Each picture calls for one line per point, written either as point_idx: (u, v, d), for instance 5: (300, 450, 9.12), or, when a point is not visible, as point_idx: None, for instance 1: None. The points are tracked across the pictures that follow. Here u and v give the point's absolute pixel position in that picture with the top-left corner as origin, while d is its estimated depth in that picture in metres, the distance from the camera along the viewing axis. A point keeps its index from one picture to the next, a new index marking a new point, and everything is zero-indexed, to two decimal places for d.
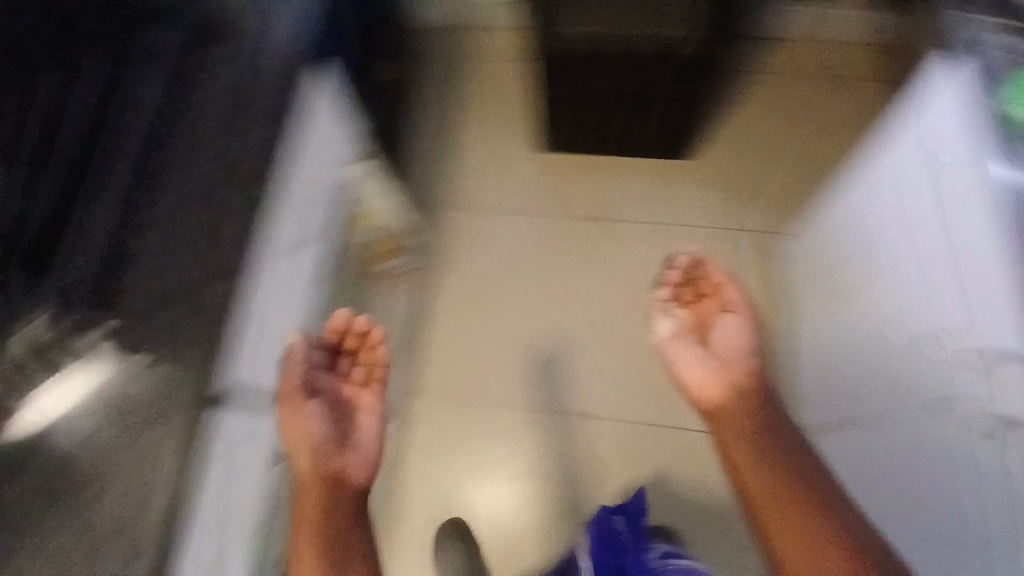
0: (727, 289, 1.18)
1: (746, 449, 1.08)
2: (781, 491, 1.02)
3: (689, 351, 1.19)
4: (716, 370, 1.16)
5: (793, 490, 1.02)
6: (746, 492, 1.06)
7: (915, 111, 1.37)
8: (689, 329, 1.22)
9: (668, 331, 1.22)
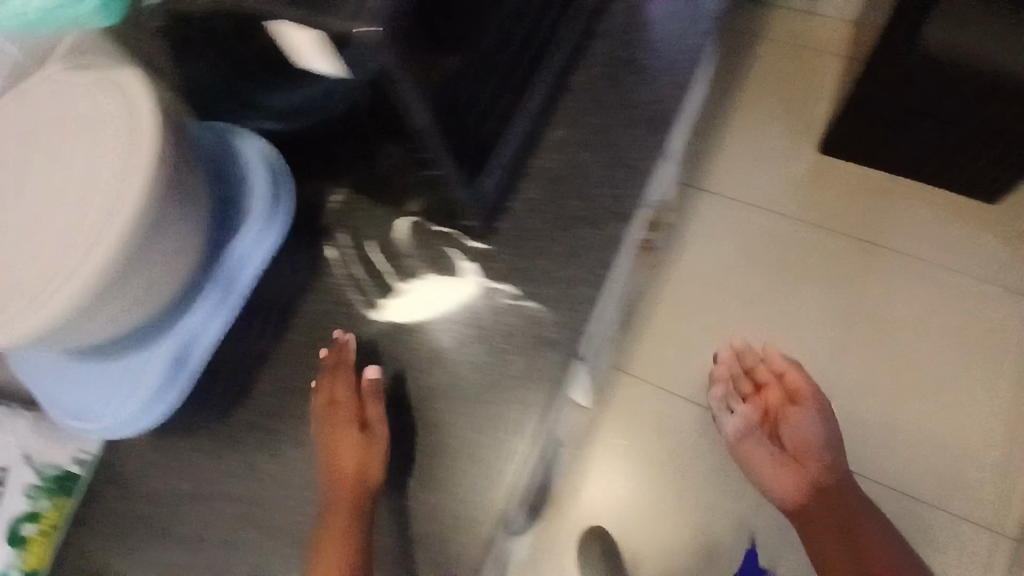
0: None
1: (822, 539, 1.22)
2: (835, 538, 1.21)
3: (756, 445, 1.36)
4: (783, 470, 1.31)
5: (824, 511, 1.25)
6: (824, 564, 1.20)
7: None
8: (745, 425, 1.40)
9: (733, 422, 1.41)
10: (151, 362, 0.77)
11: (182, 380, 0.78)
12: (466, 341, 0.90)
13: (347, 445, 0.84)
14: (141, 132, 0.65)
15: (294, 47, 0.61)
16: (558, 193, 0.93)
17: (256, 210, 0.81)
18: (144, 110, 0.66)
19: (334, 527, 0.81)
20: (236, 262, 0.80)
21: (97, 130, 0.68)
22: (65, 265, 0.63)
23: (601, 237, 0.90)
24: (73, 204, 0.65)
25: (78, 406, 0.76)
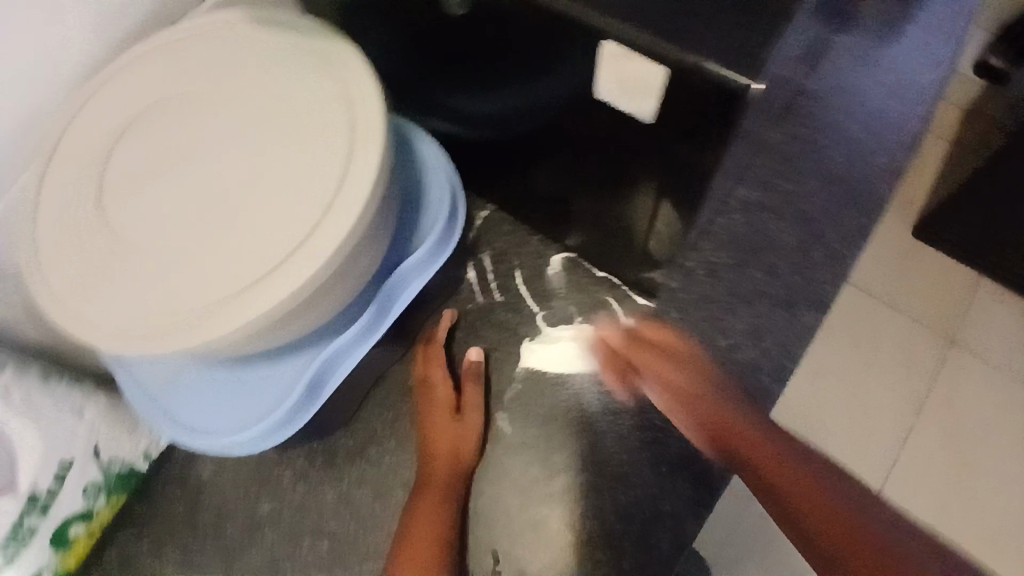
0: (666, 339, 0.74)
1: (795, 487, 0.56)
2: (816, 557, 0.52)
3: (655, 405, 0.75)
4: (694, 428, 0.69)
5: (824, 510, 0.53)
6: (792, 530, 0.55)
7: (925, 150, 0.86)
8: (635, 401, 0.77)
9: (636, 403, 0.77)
10: (288, 384, 0.67)
11: (314, 407, 0.68)
12: (621, 414, 0.77)
13: (449, 413, 0.78)
14: (359, 134, 0.55)
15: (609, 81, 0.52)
16: (745, 261, 0.81)
17: (433, 233, 0.69)
18: (365, 106, 0.55)
19: (421, 502, 0.72)
20: (399, 283, 0.68)
21: (296, 113, 0.57)
22: (254, 275, 0.52)
23: (789, 321, 0.79)
24: (263, 201, 0.54)
25: (200, 421, 0.68)
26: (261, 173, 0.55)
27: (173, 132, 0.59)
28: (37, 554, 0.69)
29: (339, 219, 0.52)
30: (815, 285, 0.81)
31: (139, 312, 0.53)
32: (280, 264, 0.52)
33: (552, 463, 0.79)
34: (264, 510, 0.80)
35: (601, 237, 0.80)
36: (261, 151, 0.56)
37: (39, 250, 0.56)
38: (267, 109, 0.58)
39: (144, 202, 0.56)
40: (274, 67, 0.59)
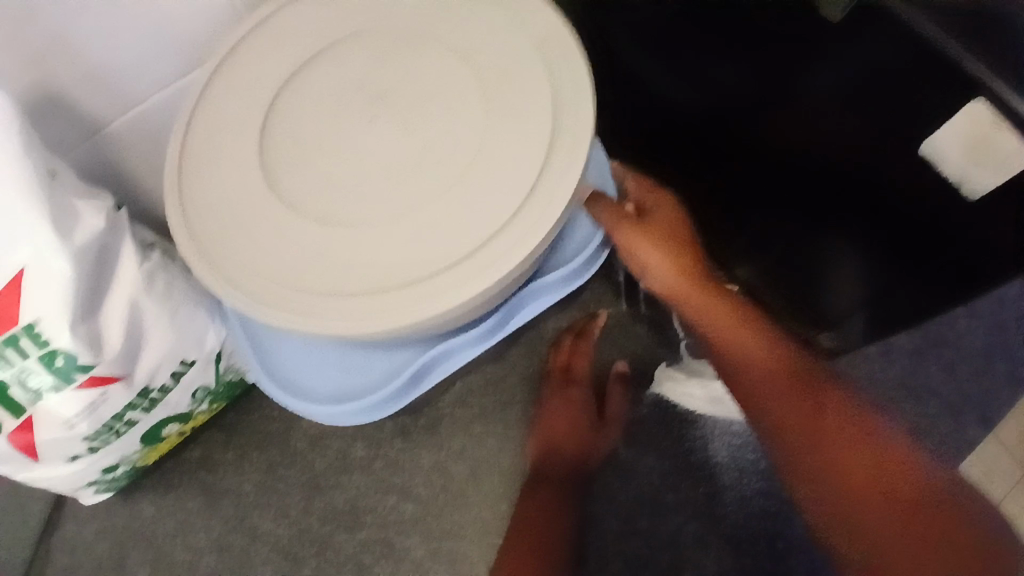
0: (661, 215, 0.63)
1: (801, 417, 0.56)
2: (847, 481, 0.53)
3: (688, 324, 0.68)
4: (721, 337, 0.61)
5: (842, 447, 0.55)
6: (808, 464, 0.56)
7: None
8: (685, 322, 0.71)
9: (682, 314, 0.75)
10: (389, 371, 0.61)
11: (408, 398, 0.63)
12: (748, 471, 0.73)
13: (577, 417, 0.73)
14: (563, 146, 0.48)
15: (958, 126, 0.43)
16: (922, 351, 0.75)
17: (588, 248, 0.63)
18: (577, 115, 0.49)
19: (539, 503, 0.69)
20: (535, 293, 0.62)
21: (500, 97, 0.51)
22: (406, 276, 0.47)
23: (951, 430, 0.74)
24: (442, 189, 0.49)
25: (291, 380, 0.62)
26: (445, 156, 0.50)
27: (348, 89, 0.54)
28: (129, 443, 0.71)
29: (513, 241, 0.46)
30: (989, 400, 0.75)
31: (280, 275, 0.49)
32: (441, 271, 0.47)
33: (651, 502, 0.74)
34: (357, 454, 0.78)
35: (783, 280, 0.72)
36: (451, 131, 0.51)
37: (195, 175, 0.53)
38: (471, 85, 0.52)
39: (318, 153, 0.52)
40: (488, 38, 0.53)
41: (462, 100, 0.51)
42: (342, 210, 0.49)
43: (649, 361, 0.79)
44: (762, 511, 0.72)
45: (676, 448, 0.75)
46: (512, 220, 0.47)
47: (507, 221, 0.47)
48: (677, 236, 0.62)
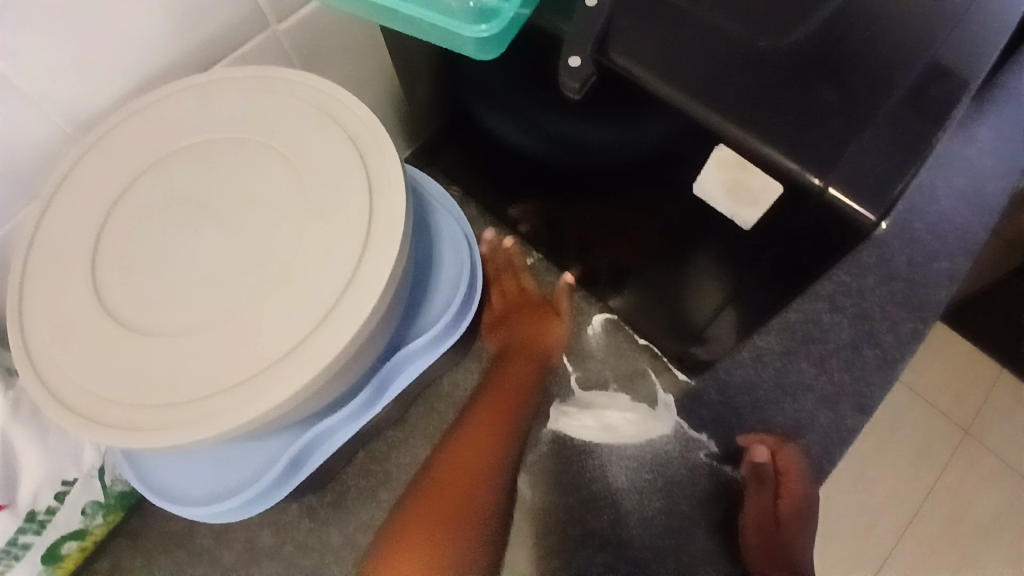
0: (801, 496, 0.71)
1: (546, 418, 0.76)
2: (776, 537, 0.68)
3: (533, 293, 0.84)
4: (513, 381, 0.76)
5: (776, 518, 0.69)
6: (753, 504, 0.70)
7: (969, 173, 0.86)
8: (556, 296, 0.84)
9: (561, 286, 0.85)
10: (264, 462, 0.62)
11: (292, 480, 0.65)
12: (648, 493, 0.75)
13: (536, 323, 0.82)
14: (379, 231, 0.51)
15: (724, 173, 0.45)
16: (793, 350, 0.80)
17: (448, 308, 0.66)
18: (389, 200, 0.52)
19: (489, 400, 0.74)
20: (400, 365, 0.65)
21: (319, 190, 0.53)
22: (238, 379, 0.48)
23: (830, 420, 0.77)
24: (272, 288, 0.50)
25: (171, 486, 0.63)
26: (271, 255, 0.51)
27: (178, 198, 0.55)
28: (26, 569, 0.68)
29: (337, 330, 0.49)
30: (862, 386, 0.78)
31: (119, 394, 0.49)
32: (272, 367, 0.48)
33: (555, 543, 0.75)
34: (268, 540, 0.78)
35: (653, 308, 0.76)
36: (274, 229, 0.52)
37: (27, 306, 0.52)
38: (292, 182, 0.54)
39: (149, 267, 0.53)
40: (304, 136, 0.55)
41: (285, 197, 0.53)
42: (175, 322, 0.50)
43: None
44: (665, 529, 0.74)
45: (571, 477, 0.77)
46: (338, 304, 0.49)
47: (331, 309, 0.49)
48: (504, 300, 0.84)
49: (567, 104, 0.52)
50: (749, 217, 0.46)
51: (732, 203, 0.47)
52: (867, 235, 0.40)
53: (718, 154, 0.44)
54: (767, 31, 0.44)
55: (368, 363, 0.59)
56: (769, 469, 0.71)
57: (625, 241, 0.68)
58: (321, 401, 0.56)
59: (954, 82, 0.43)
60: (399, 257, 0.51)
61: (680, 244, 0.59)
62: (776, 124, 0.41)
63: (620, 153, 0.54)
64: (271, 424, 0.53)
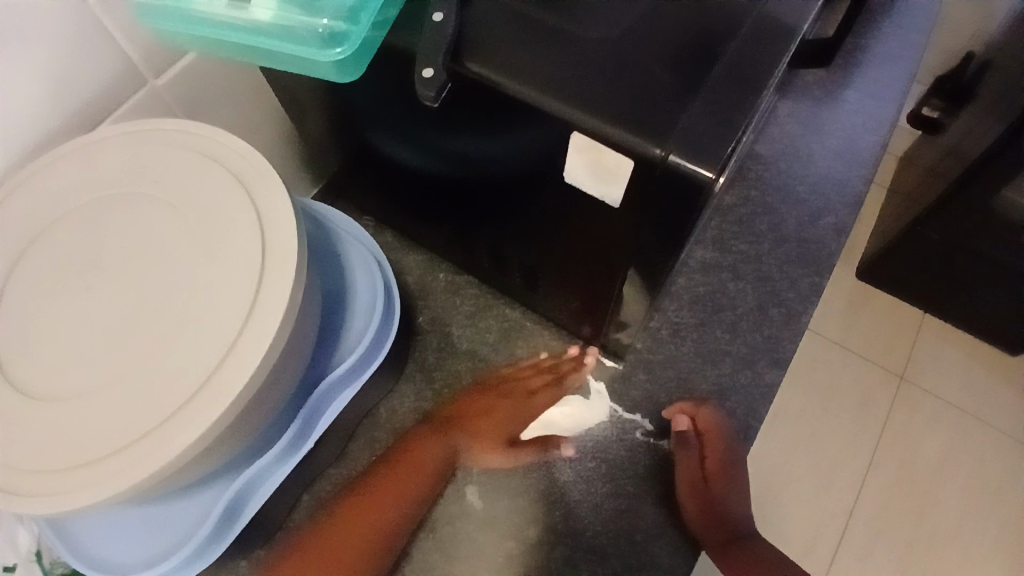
0: (723, 451, 0.77)
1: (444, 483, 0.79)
2: (705, 494, 0.75)
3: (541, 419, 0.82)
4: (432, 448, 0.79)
5: (702, 478, 0.75)
6: (680, 467, 0.77)
7: (821, 135, 1.00)
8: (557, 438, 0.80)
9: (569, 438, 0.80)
10: (198, 514, 0.61)
11: (231, 530, 0.63)
12: (594, 480, 0.78)
13: (491, 409, 0.81)
14: (274, 261, 0.52)
15: (583, 158, 0.48)
16: (706, 320, 0.86)
17: (366, 333, 0.67)
18: (280, 231, 0.53)
19: (417, 448, 0.79)
20: (325, 395, 0.65)
21: (212, 232, 0.54)
22: (146, 427, 0.48)
23: (749, 379, 0.82)
24: (173, 332, 0.50)
25: (104, 557, 0.61)
26: (170, 302, 0.52)
27: (67, 262, 0.54)
28: None
29: (241, 362, 0.49)
30: (772, 342, 0.84)
31: (27, 463, 0.48)
32: (180, 410, 0.48)
33: (512, 543, 0.76)
34: None
35: (569, 303, 0.78)
36: (169, 275, 0.53)
37: None
38: (182, 228, 0.54)
39: (45, 332, 0.52)
40: (191, 182, 0.56)
41: (177, 243, 0.54)
42: (77, 381, 0.50)
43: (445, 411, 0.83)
44: (614, 512, 0.76)
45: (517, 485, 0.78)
46: (240, 337, 0.49)
47: (232, 343, 0.49)
48: (501, 385, 0.83)
49: (440, 114, 0.55)
50: (616, 193, 0.49)
51: (598, 183, 0.50)
52: (711, 193, 0.44)
53: (573, 140, 0.47)
54: (599, 24, 0.48)
55: (288, 395, 0.59)
56: (691, 434, 0.77)
57: (528, 243, 0.71)
58: (244, 438, 0.56)
59: (772, 40, 0.47)
60: (298, 284, 0.52)
61: (571, 235, 0.62)
62: (614, 106, 0.45)
63: (498, 154, 0.56)
64: (190, 471, 0.53)
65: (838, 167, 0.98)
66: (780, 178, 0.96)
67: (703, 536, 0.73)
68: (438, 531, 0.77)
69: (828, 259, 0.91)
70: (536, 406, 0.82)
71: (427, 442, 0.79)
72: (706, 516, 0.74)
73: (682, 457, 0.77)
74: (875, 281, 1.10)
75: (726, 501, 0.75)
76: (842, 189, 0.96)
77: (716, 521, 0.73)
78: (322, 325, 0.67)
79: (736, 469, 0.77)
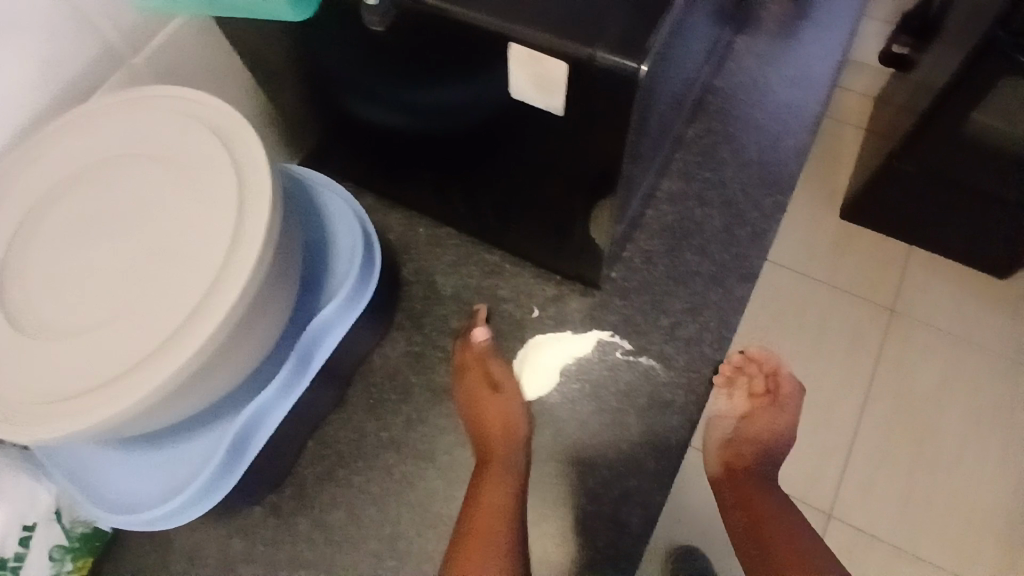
0: (778, 389, 0.77)
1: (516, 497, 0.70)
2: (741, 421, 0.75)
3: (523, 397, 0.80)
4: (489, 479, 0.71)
5: (743, 402, 0.77)
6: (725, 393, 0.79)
7: (774, 64, 1.04)
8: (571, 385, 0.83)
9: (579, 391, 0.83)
10: (209, 449, 0.66)
11: (241, 463, 0.68)
12: (578, 400, 0.82)
13: (484, 413, 0.77)
14: (251, 195, 0.56)
15: (523, 73, 0.52)
16: (676, 246, 0.90)
17: (350, 274, 0.71)
18: (256, 173, 0.57)
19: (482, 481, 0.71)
20: (317, 334, 0.70)
21: (195, 180, 0.58)
22: (147, 351, 0.52)
23: (720, 295, 0.87)
24: (167, 269, 0.55)
25: (126, 495, 0.66)
26: (162, 244, 0.56)
27: (66, 220, 0.59)
28: None
29: (227, 286, 0.53)
30: (739, 259, 0.90)
31: (44, 395, 0.52)
32: (177, 333, 0.52)
33: None
34: (239, 545, 0.80)
35: (541, 238, 0.82)
36: (160, 221, 0.57)
37: None
38: (168, 180, 0.59)
39: (48, 281, 0.56)
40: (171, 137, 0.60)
41: (163, 192, 0.58)
42: (84, 322, 0.54)
43: (436, 352, 0.87)
44: (601, 427, 0.81)
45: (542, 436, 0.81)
46: (226, 265, 0.54)
47: (220, 270, 0.54)
48: (474, 396, 0.78)
49: (388, 52, 0.58)
50: (558, 101, 0.53)
51: (539, 96, 0.54)
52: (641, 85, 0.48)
53: (511, 53, 0.50)
54: None
55: (279, 329, 0.63)
56: (744, 363, 0.79)
57: (493, 181, 0.75)
58: (239, 369, 0.60)
59: None
60: (275, 214, 0.56)
61: (528, 162, 0.66)
62: (544, 16, 0.49)
63: (452, 86, 0.60)
64: (193, 397, 0.57)
65: (794, 93, 1.01)
66: (737, 109, 1.00)
67: (733, 449, 0.73)
68: (438, 459, 0.81)
69: (788, 180, 0.96)
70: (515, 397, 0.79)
71: (484, 475, 0.72)
72: (745, 433, 0.74)
73: (727, 380, 0.79)
74: (857, 220, 0.97)
75: (757, 436, 0.74)
76: (799, 114, 1.00)
77: (756, 440, 0.74)
78: (308, 272, 0.71)
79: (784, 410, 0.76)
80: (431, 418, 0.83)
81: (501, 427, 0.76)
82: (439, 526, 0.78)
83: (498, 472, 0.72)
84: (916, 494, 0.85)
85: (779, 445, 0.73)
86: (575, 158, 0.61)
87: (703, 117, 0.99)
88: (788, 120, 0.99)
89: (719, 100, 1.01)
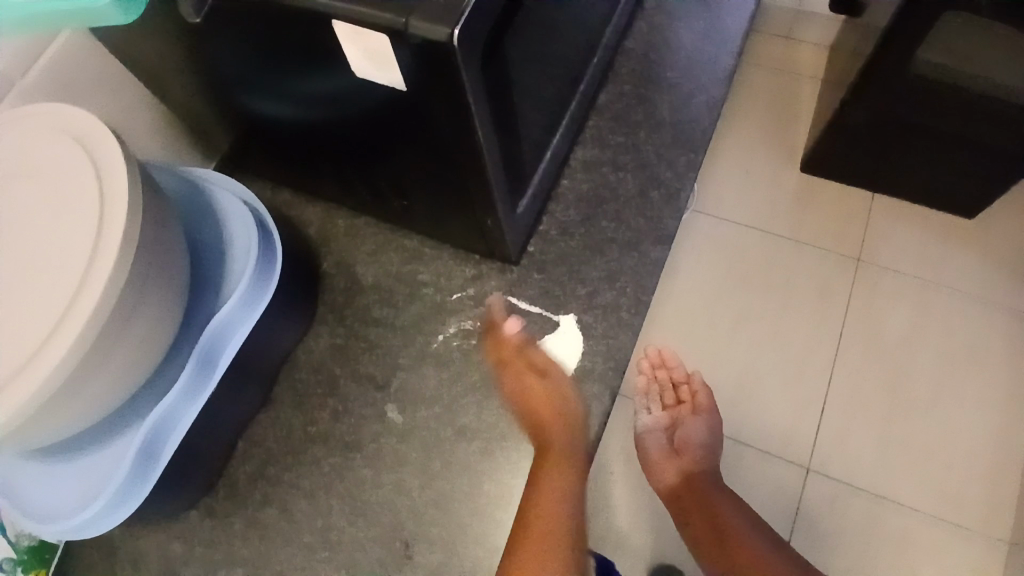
0: (693, 389, 0.80)
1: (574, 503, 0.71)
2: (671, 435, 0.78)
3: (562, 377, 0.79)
4: (546, 481, 0.72)
5: (663, 412, 0.80)
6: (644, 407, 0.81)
7: (686, 19, 1.02)
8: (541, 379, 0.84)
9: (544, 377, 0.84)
10: (119, 456, 0.66)
11: (155, 468, 0.68)
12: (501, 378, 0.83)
13: (538, 405, 0.76)
14: (112, 198, 0.56)
15: (357, 51, 0.53)
16: (592, 214, 0.90)
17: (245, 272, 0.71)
18: (115, 177, 0.57)
19: (542, 483, 0.72)
20: (217, 335, 0.70)
21: (57, 188, 0.58)
22: (16, 366, 0.53)
23: (638, 259, 0.87)
24: (35, 279, 0.55)
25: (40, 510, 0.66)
26: (25, 256, 0.56)
27: None
28: None
29: (89, 293, 0.54)
30: (655, 222, 0.89)
31: None
32: (46, 340, 0.53)
33: (435, 446, 0.81)
34: (177, 550, 0.80)
35: (447, 221, 0.82)
36: (25, 233, 0.57)
37: None
38: (30, 193, 0.58)
39: None
40: (35, 149, 0.60)
41: (29, 204, 0.58)
42: None
43: (360, 343, 0.87)
44: None
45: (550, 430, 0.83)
46: (90, 268, 0.54)
47: (84, 275, 0.54)
48: (525, 386, 0.78)
49: (253, 38, 0.58)
50: (397, 74, 0.54)
51: (378, 71, 0.55)
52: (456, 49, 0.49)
53: (338, 29, 0.51)
54: None
55: (167, 331, 0.63)
56: (655, 371, 0.82)
57: (384, 167, 0.74)
58: (129, 373, 0.61)
59: None
60: (136, 215, 0.56)
61: (406, 144, 0.66)
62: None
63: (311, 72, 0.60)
64: (79, 407, 0.58)
65: (706, 48, 1.00)
66: (649, 69, 0.99)
67: (651, 466, 0.77)
68: (365, 447, 0.81)
69: (703, 137, 0.95)
70: (564, 389, 0.78)
71: (545, 469, 0.73)
72: (658, 446, 0.78)
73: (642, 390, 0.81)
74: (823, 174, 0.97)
75: (682, 447, 0.76)
76: (712, 69, 0.99)
77: (668, 452, 0.77)
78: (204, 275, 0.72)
79: (705, 411, 0.78)
80: (357, 409, 0.83)
81: (552, 422, 0.76)
82: (372, 511, 0.79)
83: (561, 470, 0.73)
84: (849, 433, 0.85)
85: (687, 454, 0.76)
86: (441, 134, 0.61)
87: (615, 81, 0.98)
88: (701, 76, 0.98)
89: (631, 62, 0.99)
